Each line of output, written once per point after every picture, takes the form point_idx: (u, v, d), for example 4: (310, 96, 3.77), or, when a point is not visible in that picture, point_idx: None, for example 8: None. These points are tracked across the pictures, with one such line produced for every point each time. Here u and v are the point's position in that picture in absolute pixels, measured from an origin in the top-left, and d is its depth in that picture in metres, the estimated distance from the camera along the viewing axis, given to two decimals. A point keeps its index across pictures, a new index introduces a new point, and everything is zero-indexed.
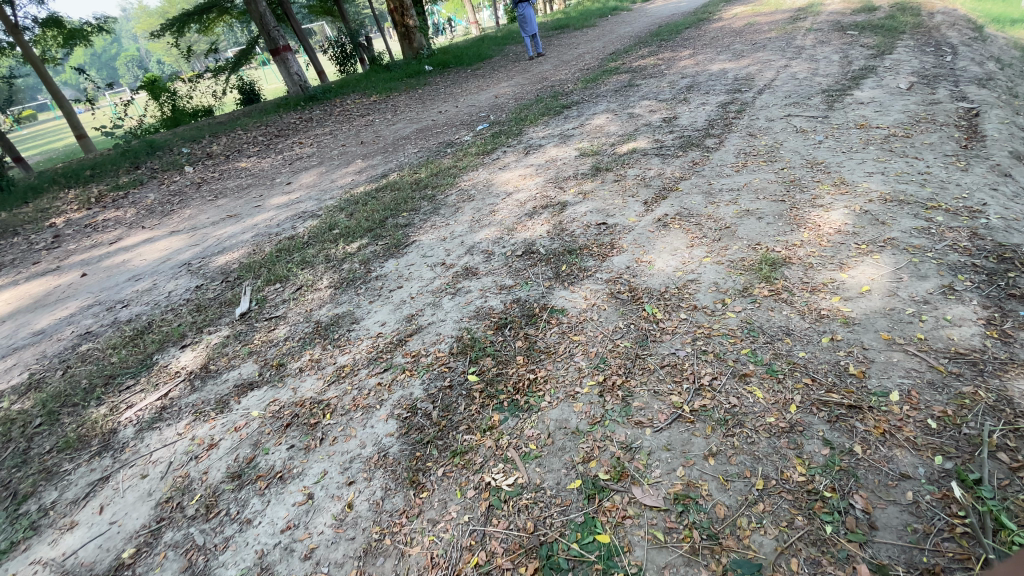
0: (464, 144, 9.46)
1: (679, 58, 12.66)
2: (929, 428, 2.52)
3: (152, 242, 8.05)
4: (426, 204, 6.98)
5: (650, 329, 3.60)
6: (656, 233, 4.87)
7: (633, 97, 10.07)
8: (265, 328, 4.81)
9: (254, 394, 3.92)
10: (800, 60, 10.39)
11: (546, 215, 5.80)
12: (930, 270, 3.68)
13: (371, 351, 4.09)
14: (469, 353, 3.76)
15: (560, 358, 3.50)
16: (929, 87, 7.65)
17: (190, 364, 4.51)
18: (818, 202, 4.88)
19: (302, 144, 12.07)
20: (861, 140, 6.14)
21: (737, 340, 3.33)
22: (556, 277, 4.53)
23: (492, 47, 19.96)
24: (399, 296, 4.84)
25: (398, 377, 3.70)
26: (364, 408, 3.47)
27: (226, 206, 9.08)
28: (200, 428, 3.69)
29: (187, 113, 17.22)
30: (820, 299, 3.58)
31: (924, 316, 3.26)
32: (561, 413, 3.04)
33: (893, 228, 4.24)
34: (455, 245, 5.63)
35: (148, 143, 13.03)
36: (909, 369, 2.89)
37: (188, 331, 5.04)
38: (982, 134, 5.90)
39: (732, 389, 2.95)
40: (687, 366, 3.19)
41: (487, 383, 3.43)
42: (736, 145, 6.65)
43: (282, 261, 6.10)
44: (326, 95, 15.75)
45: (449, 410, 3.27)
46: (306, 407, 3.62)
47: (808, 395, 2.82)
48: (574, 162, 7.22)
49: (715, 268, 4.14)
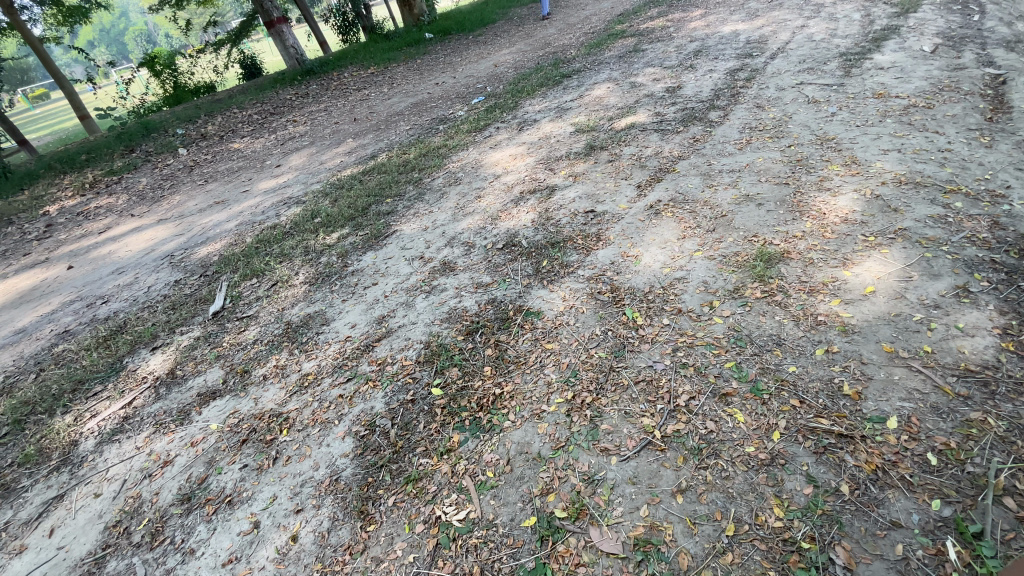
0: (457, 121, 8.99)
1: (688, 19, 11.81)
2: (928, 465, 2.25)
3: (138, 232, 7.90)
4: (411, 189, 6.65)
5: (629, 338, 3.30)
6: (647, 223, 4.50)
7: (636, 63, 9.44)
8: (235, 329, 4.63)
9: (215, 404, 3.78)
10: (818, 19, 9.58)
11: (532, 201, 5.45)
12: (943, 267, 3.29)
13: (337, 357, 3.87)
14: (436, 362, 3.51)
15: (530, 370, 3.24)
16: (955, 49, 6.97)
17: (158, 369, 4.38)
18: (825, 184, 4.44)
19: (295, 122, 11.70)
20: (877, 112, 5.59)
21: (722, 351, 3.02)
22: (535, 273, 4.22)
23: (495, 10, 18.95)
24: (373, 295, 4.59)
25: (360, 389, 3.48)
26: (322, 423, 3.29)
27: (215, 192, 8.87)
28: (158, 442, 3.60)
29: (188, 90, 16.77)
30: (818, 303, 3.23)
31: (934, 324, 2.91)
32: (524, 435, 2.80)
33: (906, 216, 3.81)
34: (435, 236, 5.33)
35: (144, 124, 12.77)
36: (912, 390, 2.57)
37: (160, 332, 4.90)
38: (1010, 104, 5.30)
39: (710, 411, 2.67)
40: (664, 382, 2.91)
41: (450, 397, 3.19)
42: (741, 119, 6.12)
43: (261, 254, 5.88)
44: (323, 69, 15.18)
45: (408, 429, 3.05)
46: (264, 421, 3.46)
47: (795, 420, 2.53)
48: (568, 140, 6.76)
49: (706, 264, 3.79)
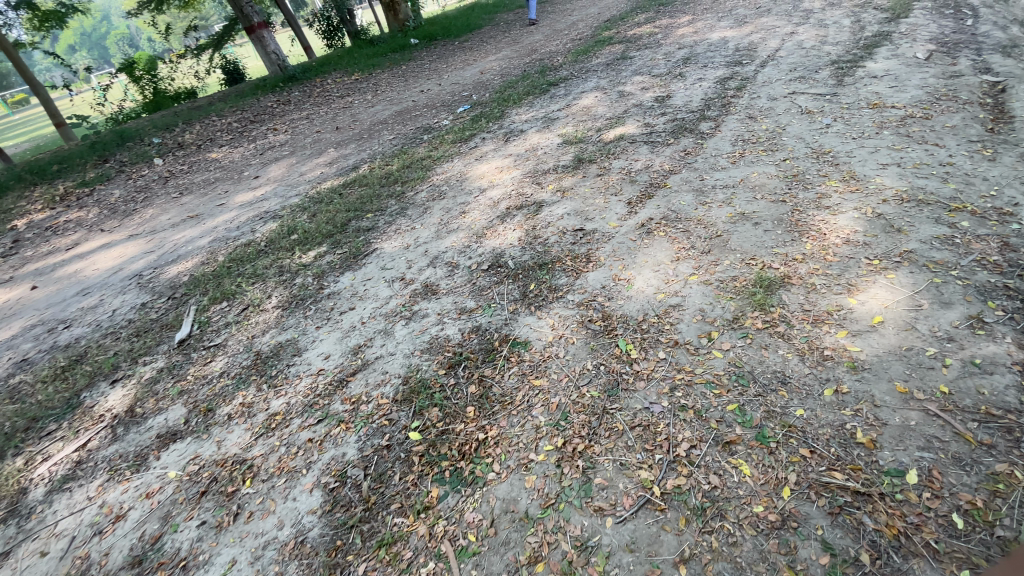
0: (442, 130, 8.74)
1: (677, 25, 11.69)
2: (954, 529, 2.03)
3: (108, 248, 7.52)
4: (393, 203, 6.36)
5: (622, 375, 3.06)
6: (639, 243, 4.27)
7: (625, 71, 9.27)
8: (202, 359, 4.31)
9: (175, 447, 3.48)
10: (807, 25, 9.49)
11: (519, 217, 5.20)
12: (954, 294, 3.10)
13: (308, 394, 3.57)
14: (414, 401, 3.23)
15: (517, 411, 2.98)
16: (949, 56, 6.86)
17: (117, 405, 4.06)
18: (824, 202, 4.25)
19: (276, 131, 11.37)
20: (874, 123, 5.44)
21: (723, 391, 2.80)
22: (522, 298, 3.97)
23: (482, 15, 18.74)
24: (349, 321, 4.29)
25: (332, 432, 3.19)
26: (289, 473, 3.00)
27: (190, 205, 8.51)
28: (112, 492, 3.29)
29: (169, 96, 16.27)
30: (823, 334, 3.02)
31: (948, 359, 2.71)
32: (510, 490, 2.55)
33: (911, 237, 3.63)
34: (417, 255, 5.06)
35: (119, 133, 12.32)
36: (930, 438, 2.36)
37: (122, 362, 4.57)
38: (1010, 113, 5.18)
39: (713, 463, 2.44)
40: (662, 428, 2.67)
41: (429, 443, 2.92)
42: (733, 130, 5.95)
43: (233, 274, 5.57)
44: (306, 75, 14.82)
45: (383, 481, 2.78)
46: (227, 469, 3.17)
47: (805, 474, 2.31)
48: (556, 153, 6.53)
49: (702, 290, 3.57)
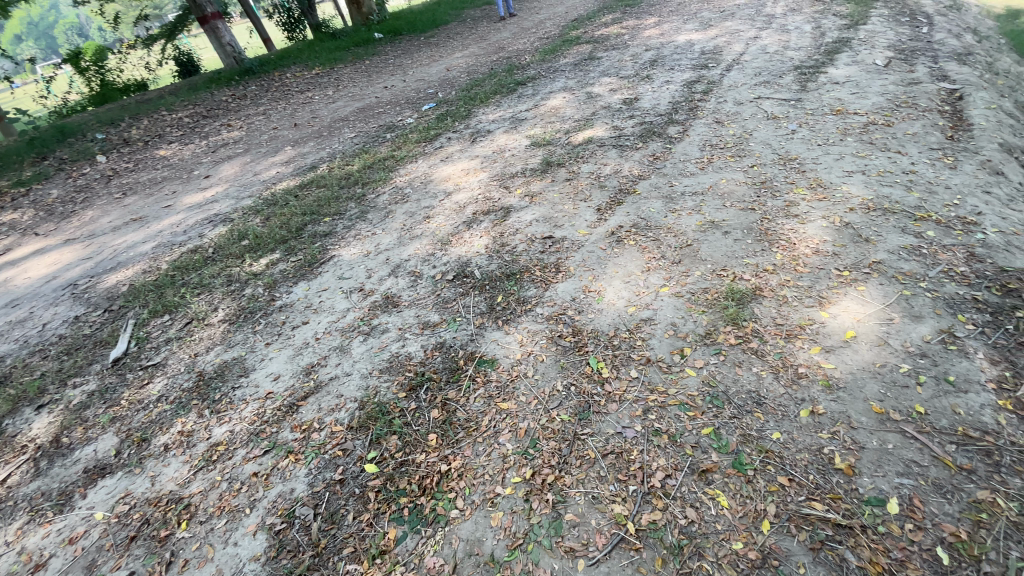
0: (406, 128, 8.43)
1: (644, 26, 11.69)
2: (939, 564, 1.97)
3: (41, 254, 6.92)
4: (353, 206, 6.04)
5: (593, 397, 2.90)
6: (609, 252, 4.13)
7: (593, 71, 9.17)
8: (138, 382, 3.93)
9: (104, 484, 3.12)
10: (770, 30, 9.61)
11: (485, 224, 4.99)
12: (924, 308, 3.08)
13: (254, 421, 3.27)
14: (371, 428, 2.99)
15: (482, 439, 2.79)
16: (907, 63, 7.03)
17: (42, 435, 3.65)
18: (792, 211, 4.21)
19: (230, 128, 10.77)
20: (838, 129, 5.48)
21: (697, 413, 2.68)
22: (489, 311, 3.77)
23: (449, 10, 18.36)
24: (302, 337, 3.99)
25: (279, 464, 2.92)
26: (230, 513, 2.72)
27: (133, 206, 7.92)
28: (31, 537, 2.92)
29: (116, 89, 15.22)
30: (797, 350, 2.94)
31: (922, 377, 2.67)
32: (475, 529, 2.37)
33: (879, 247, 3.62)
34: (378, 263, 4.79)
35: (59, 128, 11.42)
36: (909, 463, 2.30)
37: (49, 385, 4.13)
38: (968, 121, 5.31)
39: (689, 494, 2.33)
40: (635, 456, 2.54)
41: (387, 477, 2.70)
42: (701, 135, 5.90)
43: (177, 284, 5.15)
44: (264, 68, 14.12)
45: (336, 521, 2.55)
46: (161, 509, 2.86)
47: (785, 505, 2.22)
48: (523, 155, 6.34)
49: (674, 302, 3.46)
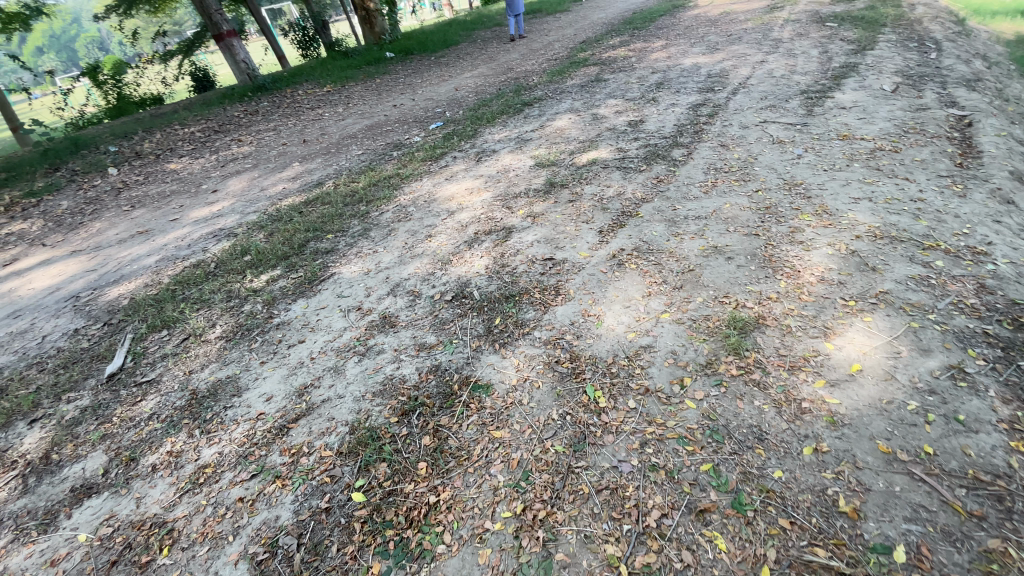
0: (412, 146, 8.49)
1: (651, 49, 11.79)
2: None
3: (47, 265, 6.95)
4: (355, 224, 6.04)
5: (589, 427, 2.81)
6: (609, 275, 4.08)
7: (600, 93, 9.23)
8: (131, 398, 3.89)
9: (90, 504, 3.06)
10: (777, 54, 9.63)
11: (487, 244, 4.96)
12: (933, 341, 2.98)
13: (243, 443, 3.21)
14: (360, 454, 2.91)
15: (473, 469, 2.71)
16: (915, 89, 7.01)
17: (32, 451, 3.60)
18: (797, 237, 4.14)
19: (240, 143, 10.90)
20: (844, 154, 5.43)
21: (696, 448, 2.59)
22: (486, 333, 3.71)
23: (460, 31, 18.67)
24: (297, 356, 3.95)
25: (266, 490, 2.85)
26: (213, 540, 2.65)
27: (141, 219, 7.98)
28: (13, 557, 2.85)
29: (133, 102, 15.50)
30: (800, 383, 2.84)
31: (931, 415, 2.56)
32: (462, 566, 2.28)
33: (886, 277, 3.53)
34: (377, 282, 4.76)
35: (74, 140, 11.59)
36: (917, 507, 2.20)
37: (44, 399, 4.09)
38: (978, 148, 5.25)
39: (685, 535, 2.23)
40: (630, 492, 2.45)
41: (375, 507, 2.62)
42: (706, 158, 5.86)
43: (176, 299, 5.13)
44: (276, 85, 14.34)
45: (321, 553, 2.47)
46: (144, 533, 2.79)
47: (786, 550, 2.12)
48: (527, 175, 6.34)
49: (674, 330, 3.38)
